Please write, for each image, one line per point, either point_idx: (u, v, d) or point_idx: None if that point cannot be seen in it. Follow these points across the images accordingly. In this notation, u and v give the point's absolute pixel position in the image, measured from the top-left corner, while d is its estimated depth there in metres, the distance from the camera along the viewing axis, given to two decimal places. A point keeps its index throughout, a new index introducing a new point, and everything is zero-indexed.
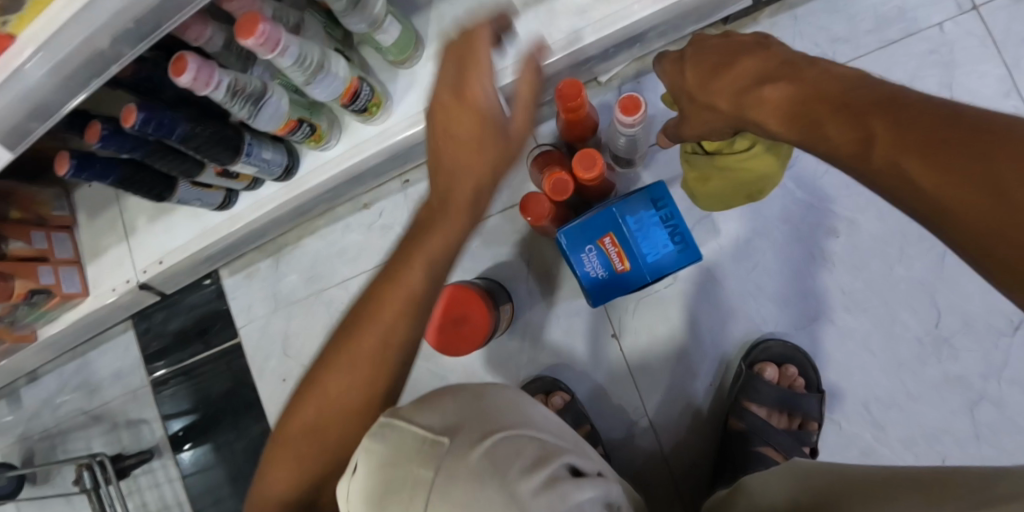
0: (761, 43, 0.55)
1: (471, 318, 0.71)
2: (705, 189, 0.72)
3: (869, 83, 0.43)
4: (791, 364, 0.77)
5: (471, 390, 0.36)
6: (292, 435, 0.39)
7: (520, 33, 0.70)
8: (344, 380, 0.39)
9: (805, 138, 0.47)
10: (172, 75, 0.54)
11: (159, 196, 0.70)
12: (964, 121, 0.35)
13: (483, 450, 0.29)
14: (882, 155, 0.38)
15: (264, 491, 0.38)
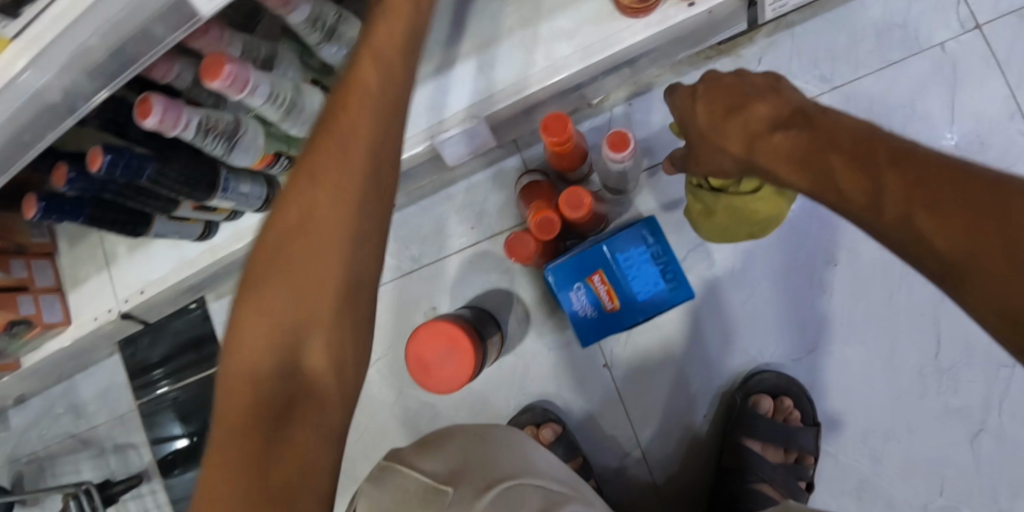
0: (773, 85, 0.56)
1: (458, 356, 0.68)
2: (707, 222, 0.72)
3: (880, 137, 0.46)
4: (786, 396, 0.75)
5: (471, 434, 0.54)
6: (257, 300, 0.36)
7: (505, 60, 0.68)
8: (309, 226, 0.36)
9: (812, 185, 0.49)
10: (136, 118, 0.51)
11: (133, 231, 0.68)
12: (974, 183, 0.38)
13: (483, 500, 0.43)
14: (891, 210, 0.41)
15: (233, 371, 0.35)
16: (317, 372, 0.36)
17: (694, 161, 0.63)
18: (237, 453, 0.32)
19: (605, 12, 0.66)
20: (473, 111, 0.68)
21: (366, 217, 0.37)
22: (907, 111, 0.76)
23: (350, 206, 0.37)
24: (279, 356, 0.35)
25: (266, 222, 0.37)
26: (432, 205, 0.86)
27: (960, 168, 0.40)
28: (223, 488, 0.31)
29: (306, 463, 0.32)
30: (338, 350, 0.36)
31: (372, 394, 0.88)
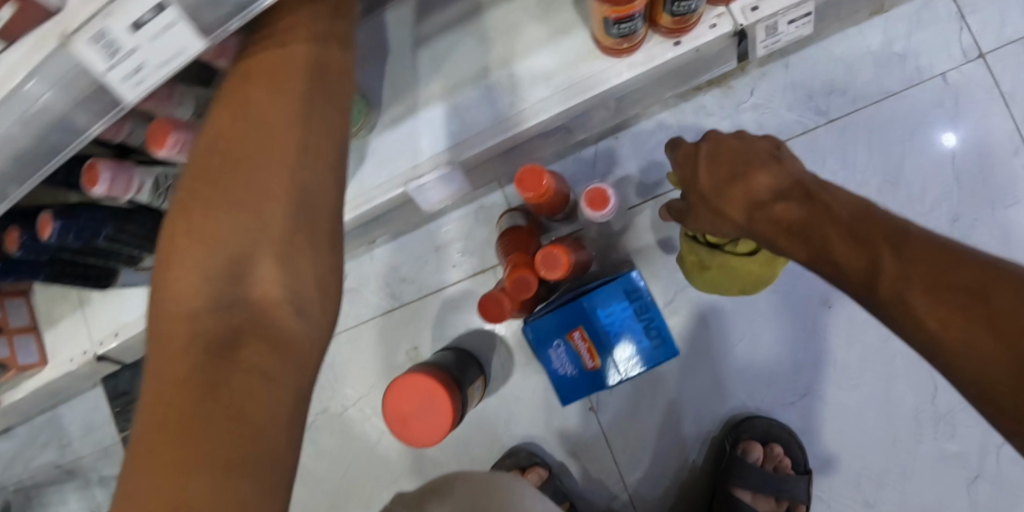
0: (775, 155, 0.58)
1: (435, 410, 0.66)
2: (701, 275, 0.72)
3: (875, 216, 0.47)
4: (777, 443, 0.73)
5: (481, 480, 0.58)
6: (195, 240, 0.39)
7: (481, 103, 0.65)
8: (244, 166, 0.40)
9: (811, 257, 0.49)
10: (84, 186, 0.48)
11: (99, 284, 0.66)
12: (964, 265, 0.39)
13: None
14: (885, 287, 0.41)
15: (172, 311, 0.37)
16: (262, 304, 0.39)
17: (692, 219, 0.62)
18: (183, 386, 0.34)
19: (586, 52, 0.63)
20: (446, 156, 0.65)
21: (304, 156, 0.41)
22: (905, 145, 0.73)
23: (285, 146, 0.40)
24: (219, 291, 0.38)
25: (194, 171, 0.40)
26: (414, 241, 0.84)
27: (949, 249, 0.41)
28: (169, 415, 0.32)
29: (257, 388, 0.35)
30: (282, 279, 0.40)
31: (355, 433, 0.87)
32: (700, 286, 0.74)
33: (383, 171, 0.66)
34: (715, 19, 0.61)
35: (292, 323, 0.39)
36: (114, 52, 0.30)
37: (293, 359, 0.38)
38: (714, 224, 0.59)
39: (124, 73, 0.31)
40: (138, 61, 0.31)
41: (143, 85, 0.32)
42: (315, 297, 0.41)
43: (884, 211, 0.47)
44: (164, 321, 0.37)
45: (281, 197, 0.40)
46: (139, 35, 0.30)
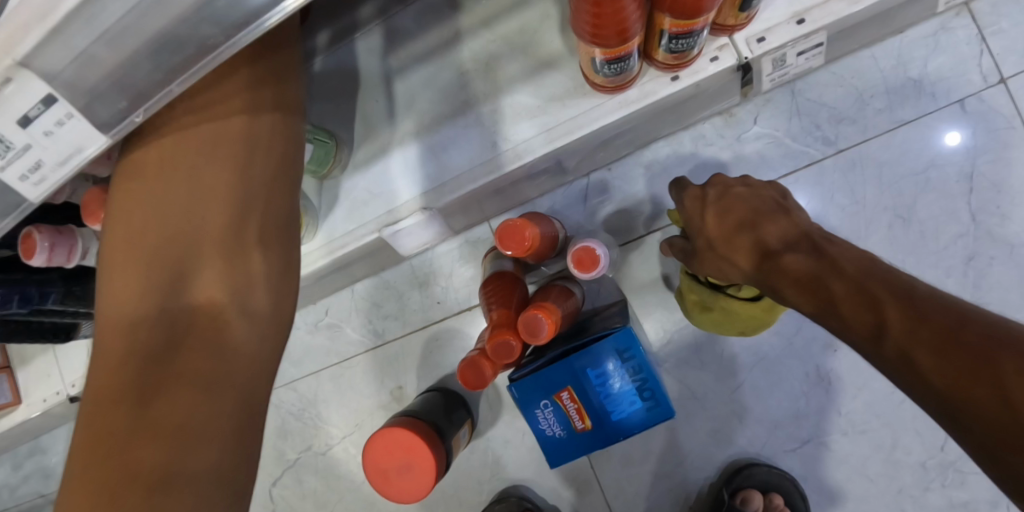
0: (782, 204, 0.56)
1: (418, 467, 0.63)
2: (700, 314, 0.68)
3: (883, 270, 0.43)
4: (777, 493, 0.70)
5: None
6: (135, 242, 0.38)
7: (459, 144, 0.61)
8: (185, 167, 0.39)
9: (818, 311, 0.44)
10: (21, 256, 0.45)
11: (59, 339, 0.62)
12: (973, 322, 0.35)
13: None
14: (892, 343, 0.38)
15: (112, 318, 0.37)
16: (206, 309, 0.39)
17: (695, 263, 0.59)
18: (118, 396, 0.34)
19: (575, 88, 0.58)
20: (422, 202, 0.61)
21: (248, 157, 0.40)
22: (919, 178, 0.68)
23: (227, 148, 0.40)
24: (160, 297, 0.38)
25: (134, 167, 0.39)
26: (397, 276, 0.80)
27: (958, 306, 0.37)
28: (105, 428, 0.32)
29: (196, 400, 0.35)
30: (227, 281, 0.39)
31: (340, 473, 0.84)
32: (703, 327, 0.70)
33: (356, 217, 0.63)
34: (717, 52, 0.55)
35: (238, 326, 0.39)
36: (4, 150, 0.26)
37: (238, 362, 0.38)
38: (720, 272, 0.55)
39: (21, 172, 0.27)
40: (33, 159, 0.27)
41: (46, 182, 0.28)
42: (262, 298, 0.41)
43: (893, 266, 0.43)
44: (104, 328, 0.37)
45: (225, 199, 0.40)
46: (30, 130, 0.26)
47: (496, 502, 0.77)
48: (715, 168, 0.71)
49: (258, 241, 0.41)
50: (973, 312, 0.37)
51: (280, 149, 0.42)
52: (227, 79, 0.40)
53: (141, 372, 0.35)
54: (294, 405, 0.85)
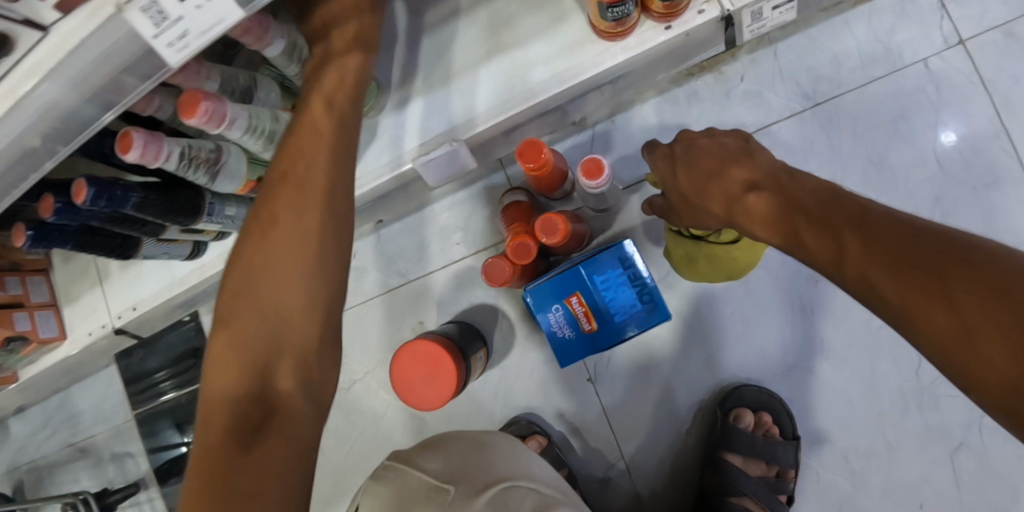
0: (745, 148, 0.58)
1: (441, 375, 0.71)
2: (687, 267, 0.73)
3: (841, 197, 0.45)
4: (766, 411, 0.76)
5: (474, 448, 0.68)
6: (231, 331, 0.45)
7: (483, 86, 0.69)
8: (272, 266, 0.46)
9: (785, 242, 0.46)
10: (118, 152, 0.52)
11: (123, 256, 0.69)
12: (926, 239, 0.36)
13: (489, 498, 0.59)
14: (851, 267, 0.39)
15: (212, 398, 0.44)
16: (281, 396, 0.44)
17: (677, 216, 0.64)
18: (211, 463, 0.40)
19: (583, 37, 0.67)
20: (453, 135, 0.69)
21: (322, 265, 0.46)
22: (889, 129, 0.76)
23: (304, 262, 0.46)
24: (246, 379, 0.44)
25: (238, 266, 0.47)
26: (420, 221, 0.88)
27: (911, 222, 0.39)
28: (195, 496, 0.38)
29: (263, 473, 0.39)
30: (296, 367, 0.45)
31: (363, 405, 0.91)
32: (690, 277, 0.74)
33: (390, 151, 0.71)
34: (703, 5, 0.64)
35: (302, 408, 0.44)
36: (162, 21, 0.35)
37: (300, 443, 0.43)
38: (698, 219, 0.59)
39: (170, 40, 0.37)
40: (183, 29, 0.37)
41: (186, 49, 0.38)
42: (323, 378, 0.47)
43: (852, 193, 0.45)
44: (205, 407, 0.44)
45: (302, 303, 0.46)
46: (185, 5, 0.35)
47: (507, 425, 0.83)
48: (708, 121, 0.80)
49: (324, 333, 0.47)
50: (927, 228, 0.37)
51: (340, 246, 0.48)
52: (304, 199, 0.47)
53: (225, 447, 0.40)
54: None
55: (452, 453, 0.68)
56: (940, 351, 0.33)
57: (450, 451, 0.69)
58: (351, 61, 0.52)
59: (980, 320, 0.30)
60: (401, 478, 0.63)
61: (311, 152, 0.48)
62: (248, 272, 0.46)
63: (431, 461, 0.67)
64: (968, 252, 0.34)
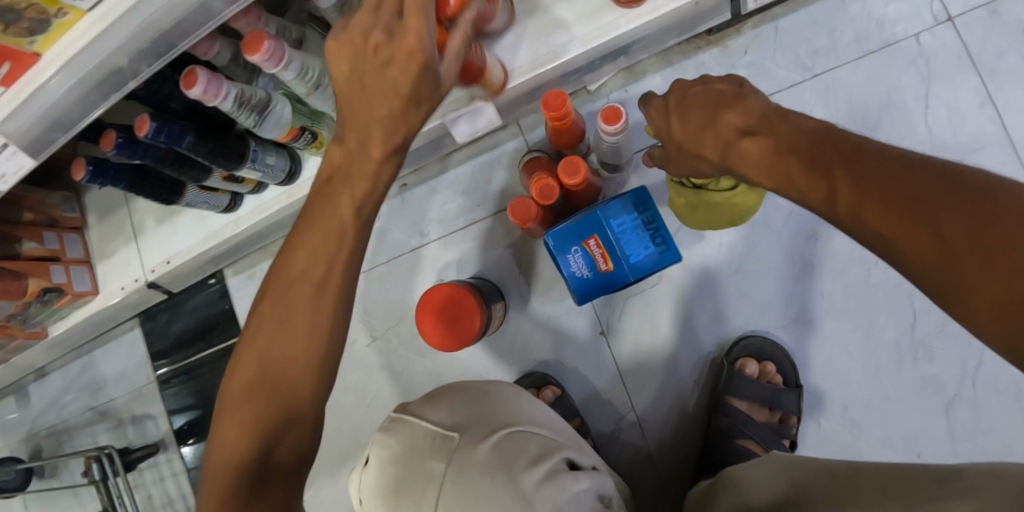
0: (738, 92, 0.55)
1: (464, 317, 0.75)
2: (691, 215, 0.76)
3: (837, 134, 0.43)
4: (769, 360, 0.81)
5: (477, 395, 0.59)
6: (243, 398, 0.44)
7: (508, 47, 0.73)
8: (285, 337, 0.45)
9: (780, 185, 0.46)
10: (182, 88, 0.57)
11: (168, 201, 0.74)
12: (915, 171, 0.36)
13: (490, 450, 0.50)
14: (843, 202, 0.39)
15: (218, 463, 0.43)
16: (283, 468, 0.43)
17: (673, 166, 0.62)
18: None
19: (603, 3, 0.71)
20: None
21: (330, 345, 0.45)
22: (883, 99, 0.82)
23: (315, 332, 0.45)
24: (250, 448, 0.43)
25: (255, 328, 0.46)
26: (443, 185, 0.93)
27: (903, 154, 0.38)
28: None
29: None
30: (300, 438, 0.44)
31: (384, 362, 0.95)
32: (694, 223, 0.78)
33: None
34: None
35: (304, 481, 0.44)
36: None
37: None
38: (696, 168, 0.58)
39: None
40: None
41: None
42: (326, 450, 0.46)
43: (847, 129, 0.43)
44: (212, 469, 0.44)
45: (310, 375, 0.44)
46: None
47: (523, 377, 0.88)
48: None
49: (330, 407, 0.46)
50: (920, 160, 0.36)
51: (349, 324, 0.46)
52: (320, 274, 0.46)
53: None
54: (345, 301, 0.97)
55: (449, 404, 0.57)
56: (932, 284, 0.33)
57: (449, 403, 0.57)
58: (384, 171, 0.48)
59: (964, 247, 0.30)
60: (396, 417, 0.56)
61: (330, 251, 0.46)
62: (263, 341, 0.45)
63: (427, 412, 0.55)
64: (956, 179, 0.33)
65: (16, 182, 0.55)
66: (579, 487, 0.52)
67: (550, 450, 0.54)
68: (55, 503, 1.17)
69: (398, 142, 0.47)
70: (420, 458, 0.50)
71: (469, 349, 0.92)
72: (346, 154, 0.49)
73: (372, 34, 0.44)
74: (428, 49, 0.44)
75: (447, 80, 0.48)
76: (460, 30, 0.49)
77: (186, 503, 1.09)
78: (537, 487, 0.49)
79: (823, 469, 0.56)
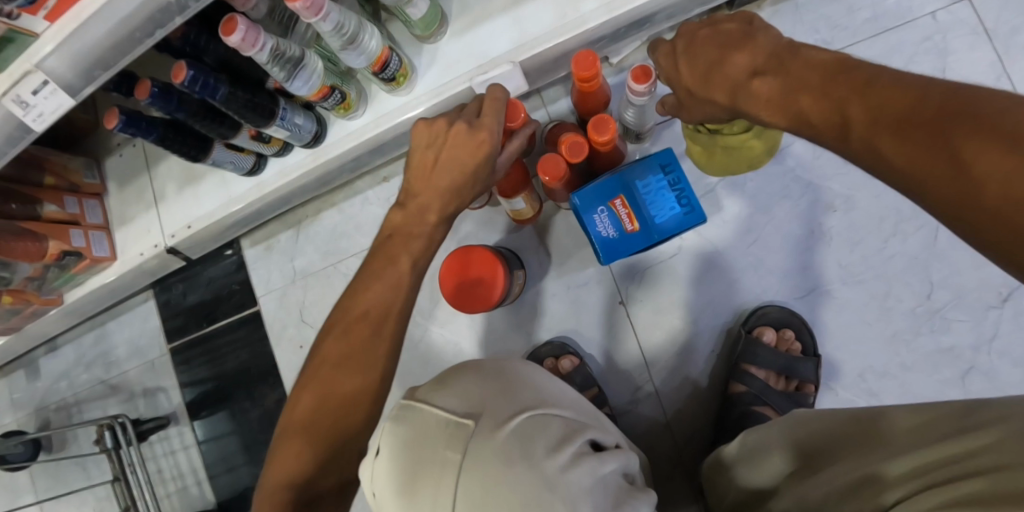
0: (747, 31, 0.51)
1: (487, 279, 0.76)
2: (709, 163, 0.76)
3: (853, 66, 0.40)
4: (788, 328, 0.82)
5: (493, 368, 0.41)
6: (305, 417, 0.48)
7: (537, 13, 0.75)
8: (343, 366, 0.49)
9: (791, 123, 0.44)
10: (221, 35, 0.57)
11: (195, 158, 0.75)
12: (933, 98, 0.33)
13: (508, 433, 0.34)
14: (858, 136, 0.37)
15: (276, 480, 0.46)
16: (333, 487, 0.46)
17: (685, 112, 0.59)
18: None
19: None
20: (508, 57, 0.74)
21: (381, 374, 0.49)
22: None
23: (370, 364, 0.49)
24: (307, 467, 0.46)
25: (318, 359, 0.51)
26: None
27: (918, 81, 0.35)
28: None
29: None
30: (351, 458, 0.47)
31: None
32: (710, 169, 0.78)
33: (449, 72, 0.77)
34: None
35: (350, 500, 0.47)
36: None
37: None
38: (707, 114, 0.56)
39: None
40: None
41: None
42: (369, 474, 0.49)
43: (862, 60, 0.41)
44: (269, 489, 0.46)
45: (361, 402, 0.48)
46: None
47: (542, 346, 0.88)
48: None
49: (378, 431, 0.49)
50: (941, 86, 0.34)
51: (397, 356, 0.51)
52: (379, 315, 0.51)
53: None
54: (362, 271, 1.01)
55: (462, 383, 0.39)
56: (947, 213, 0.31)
57: (453, 376, 0.40)
58: (437, 233, 0.58)
59: (981, 170, 0.28)
60: (401, 398, 0.40)
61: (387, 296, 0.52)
62: (324, 368, 0.50)
63: (434, 397, 0.38)
64: (975, 102, 0.31)
65: (53, 123, 0.55)
66: (608, 468, 0.37)
67: (576, 429, 0.38)
68: (63, 478, 1.16)
69: (449, 212, 0.59)
70: (422, 456, 0.34)
71: (487, 319, 0.93)
72: (406, 218, 0.59)
73: (455, 126, 0.58)
74: (493, 143, 0.58)
75: (496, 171, 0.63)
76: (519, 138, 0.64)
77: (196, 478, 1.08)
78: (568, 474, 0.33)
79: (830, 422, 0.56)
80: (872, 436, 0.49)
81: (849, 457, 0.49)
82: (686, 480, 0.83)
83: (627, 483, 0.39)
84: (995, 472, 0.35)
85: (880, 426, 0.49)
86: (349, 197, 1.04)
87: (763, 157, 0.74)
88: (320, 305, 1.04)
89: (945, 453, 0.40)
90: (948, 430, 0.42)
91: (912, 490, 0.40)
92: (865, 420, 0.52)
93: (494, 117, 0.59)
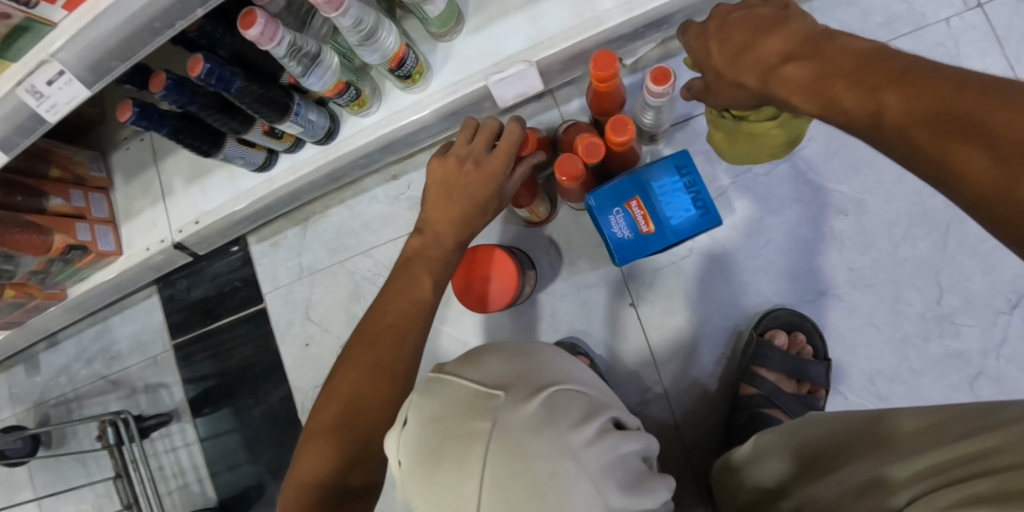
0: (782, 17, 0.50)
1: (499, 282, 0.76)
2: (730, 149, 0.76)
3: (889, 55, 0.40)
4: (799, 331, 0.82)
5: (514, 348, 0.40)
6: (332, 414, 0.51)
7: (554, 12, 0.74)
8: (368, 363, 0.53)
9: (821, 110, 0.44)
10: (239, 29, 0.56)
11: (206, 152, 0.75)
12: (971, 89, 0.33)
13: (535, 407, 0.34)
14: (890, 126, 0.36)
15: (305, 472, 0.49)
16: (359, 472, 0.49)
17: (714, 95, 0.60)
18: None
19: None
20: (523, 56, 0.74)
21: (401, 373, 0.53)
22: None
23: (392, 362, 0.54)
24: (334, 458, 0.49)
25: (344, 360, 0.55)
26: None
27: (957, 72, 0.35)
28: None
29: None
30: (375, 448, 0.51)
31: None
32: (731, 156, 0.78)
33: (463, 70, 0.76)
34: None
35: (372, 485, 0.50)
36: None
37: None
38: (734, 97, 0.57)
39: None
40: None
41: None
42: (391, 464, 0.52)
43: (898, 50, 0.40)
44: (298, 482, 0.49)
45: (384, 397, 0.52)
46: None
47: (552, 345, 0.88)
48: None
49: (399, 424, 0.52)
50: (978, 77, 0.33)
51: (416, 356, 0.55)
52: (401, 320, 0.57)
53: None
54: (370, 268, 1.01)
55: (490, 363, 0.38)
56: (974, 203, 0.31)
57: (480, 354, 0.39)
58: (451, 256, 0.64)
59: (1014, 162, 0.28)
60: (428, 371, 0.39)
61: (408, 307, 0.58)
62: (348, 369, 0.54)
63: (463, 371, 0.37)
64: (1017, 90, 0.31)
65: (66, 114, 0.54)
66: (629, 449, 0.37)
67: (601, 410, 0.37)
68: (61, 475, 1.14)
69: (463, 239, 0.65)
70: (448, 426, 0.33)
71: (496, 318, 0.93)
72: (423, 243, 0.65)
73: (467, 165, 0.64)
74: (500, 176, 0.64)
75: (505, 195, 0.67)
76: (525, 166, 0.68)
77: (197, 476, 1.07)
78: (590, 447, 0.33)
79: (848, 420, 0.55)
80: (888, 438, 0.49)
81: (868, 455, 0.49)
82: (694, 482, 0.83)
83: (646, 466, 0.39)
84: (1008, 471, 0.34)
85: (896, 428, 0.49)
86: (356, 195, 1.03)
87: (781, 149, 0.74)
88: (326, 302, 1.03)
89: (955, 454, 0.40)
90: (964, 430, 0.42)
91: (933, 484, 0.40)
92: (883, 416, 0.52)
93: (501, 156, 0.64)
